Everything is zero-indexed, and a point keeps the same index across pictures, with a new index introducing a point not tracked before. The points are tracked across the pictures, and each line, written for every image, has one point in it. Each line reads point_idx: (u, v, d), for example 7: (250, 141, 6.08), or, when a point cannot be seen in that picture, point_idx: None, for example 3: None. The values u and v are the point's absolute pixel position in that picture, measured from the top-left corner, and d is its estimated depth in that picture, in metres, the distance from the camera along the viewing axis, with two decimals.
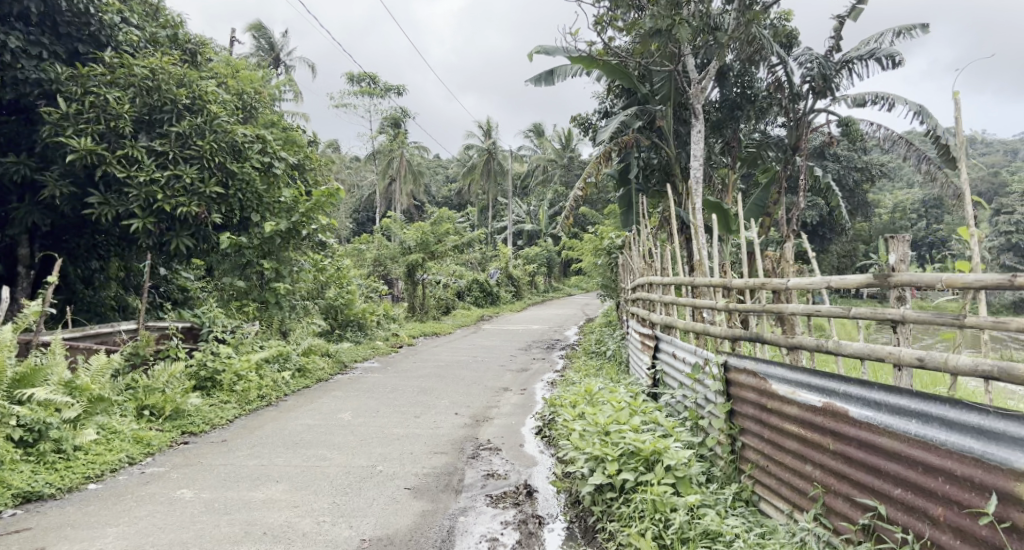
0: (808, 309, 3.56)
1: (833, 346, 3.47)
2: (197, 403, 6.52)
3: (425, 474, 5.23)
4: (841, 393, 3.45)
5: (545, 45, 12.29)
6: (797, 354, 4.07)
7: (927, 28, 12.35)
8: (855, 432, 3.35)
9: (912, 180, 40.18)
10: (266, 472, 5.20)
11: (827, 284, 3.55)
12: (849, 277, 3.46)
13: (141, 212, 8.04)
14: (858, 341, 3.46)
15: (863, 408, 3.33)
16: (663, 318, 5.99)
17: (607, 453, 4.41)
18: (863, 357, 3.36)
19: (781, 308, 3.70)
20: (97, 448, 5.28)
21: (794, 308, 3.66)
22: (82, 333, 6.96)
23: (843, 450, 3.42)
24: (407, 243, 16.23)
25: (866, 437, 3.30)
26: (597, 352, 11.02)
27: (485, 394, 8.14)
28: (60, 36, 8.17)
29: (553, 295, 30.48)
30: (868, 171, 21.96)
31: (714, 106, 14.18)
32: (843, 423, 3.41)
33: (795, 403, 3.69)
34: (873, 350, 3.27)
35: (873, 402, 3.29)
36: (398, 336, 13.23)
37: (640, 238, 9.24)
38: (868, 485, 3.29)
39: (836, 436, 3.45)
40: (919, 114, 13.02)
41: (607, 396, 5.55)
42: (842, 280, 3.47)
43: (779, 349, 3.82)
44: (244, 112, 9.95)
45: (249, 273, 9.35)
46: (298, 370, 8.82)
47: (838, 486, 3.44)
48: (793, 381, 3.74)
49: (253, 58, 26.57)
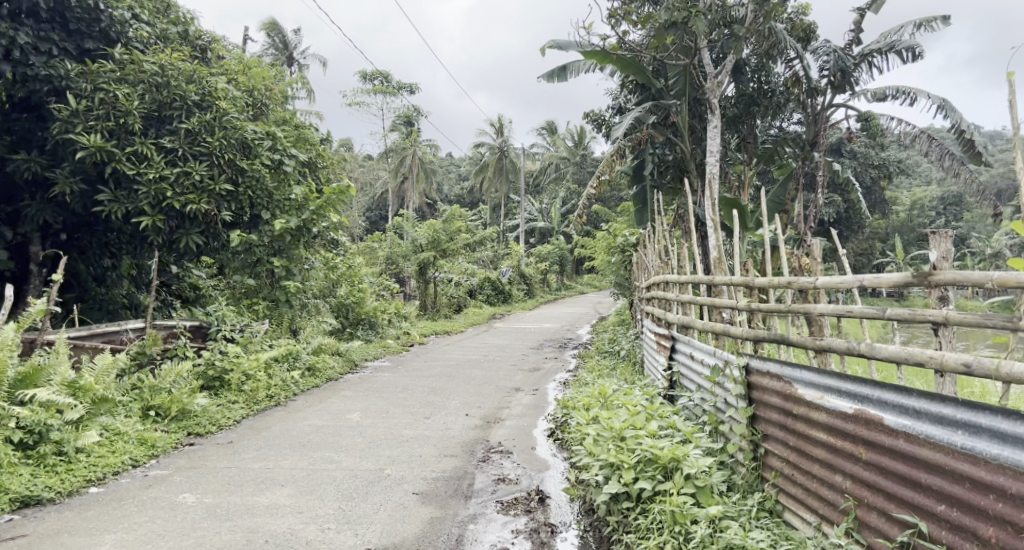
0: (839, 309, 3.37)
1: (866, 349, 3.28)
2: (203, 403, 6.41)
3: (434, 479, 5.08)
4: (875, 400, 3.27)
5: (557, 41, 12.14)
6: (825, 357, 3.88)
7: (949, 21, 12.10)
8: (891, 442, 3.17)
9: (929, 178, 39.67)
10: (271, 475, 5.08)
11: (860, 282, 3.36)
12: (885, 275, 3.27)
13: (150, 209, 7.94)
14: (893, 343, 3.27)
15: (900, 417, 3.15)
16: (679, 317, 5.80)
17: (622, 460, 4.24)
18: (900, 361, 3.17)
19: (810, 308, 3.51)
20: (99, 451, 5.17)
21: (824, 308, 3.46)
22: (88, 332, 6.86)
23: (878, 460, 3.23)
24: (419, 241, 16.10)
25: (905, 448, 3.12)
26: (611, 351, 10.84)
27: (496, 395, 7.99)
28: (70, 32, 8.08)
29: (565, 293, 30.30)
30: (886, 168, 21.64)
31: (730, 100, 14.01)
32: (877, 431, 3.23)
33: (824, 409, 3.51)
34: (912, 354, 3.08)
35: (913, 410, 3.10)
36: (409, 334, 13.09)
37: (655, 236, 9.07)
38: (906, 499, 3.11)
39: (870, 446, 3.27)
40: (942, 108, 12.77)
41: (622, 398, 5.37)
42: (877, 278, 3.28)
43: (805, 351, 3.63)
44: (255, 109, 9.83)
45: (259, 270, 9.08)
46: (308, 369, 8.69)
47: (872, 499, 3.25)
48: (822, 386, 3.56)
49: (268, 57, 26.55)
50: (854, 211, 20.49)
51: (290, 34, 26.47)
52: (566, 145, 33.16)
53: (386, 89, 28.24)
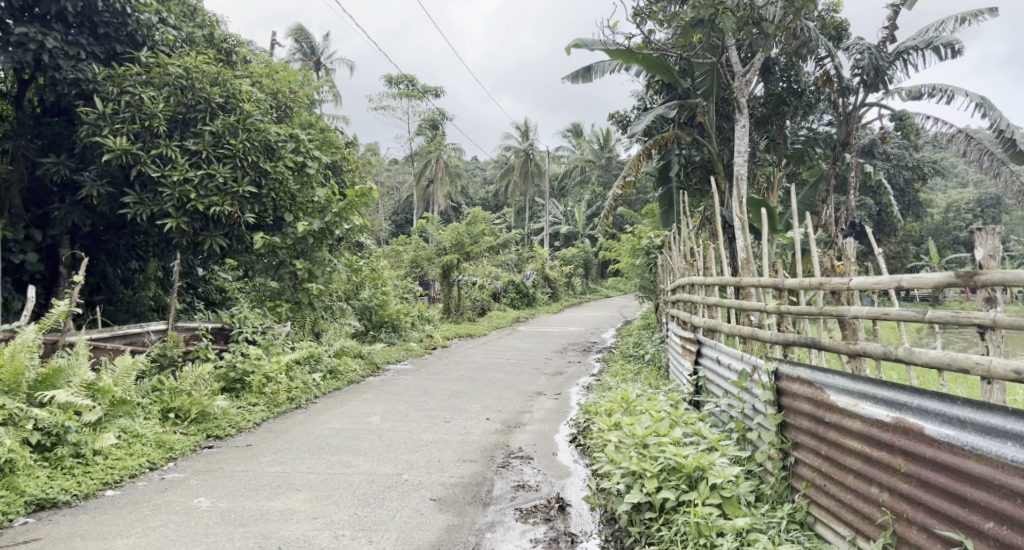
0: (875, 312, 3.20)
1: (903, 353, 3.11)
2: (223, 406, 6.37)
3: (452, 484, 4.98)
4: (915, 408, 3.10)
5: (582, 39, 12.02)
6: (860, 363, 3.71)
7: (995, 13, 11.81)
8: (933, 454, 3.00)
9: (963, 180, 38.91)
10: (288, 480, 5.01)
11: (898, 283, 3.19)
12: (924, 275, 3.09)
13: (174, 212, 7.95)
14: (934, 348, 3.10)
15: (943, 426, 2.98)
16: (706, 320, 5.65)
17: (645, 468, 4.09)
18: (941, 366, 2.99)
19: (843, 310, 3.35)
20: (117, 453, 5.13)
21: (858, 310, 3.29)
22: (111, 333, 6.86)
23: (918, 472, 3.06)
24: (443, 244, 16.04)
25: (947, 459, 2.95)
26: (636, 355, 10.68)
27: (519, 398, 7.88)
28: (99, 37, 8.12)
29: (590, 296, 30.11)
30: (920, 169, 21.20)
31: (758, 101, 13.80)
32: (918, 441, 3.06)
33: (859, 417, 3.35)
34: (954, 358, 2.90)
35: (956, 419, 2.94)
36: (432, 337, 13.02)
37: (682, 238, 8.90)
38: (949, 514, 2.94)
39: (909, 457, 3.10)
40: (980, 107, 12.47)
41: (646, 404, 5.23)
42: (917, 278, 3.11)
43: (838, 355, 3.46)
44: (280, 112, 9.81)
45: (282, 273, 9.07)
46: (329, 372, 8.65)
47: (912, 513, 3.08)
48: (856, 392, 3.40)
49: (296, 62, 26.71)
50: (885, 213, 20.09)
51: (318, 39, 26.62)
52: (591, 148, 32.97)
53: (412, 93, 28.30)
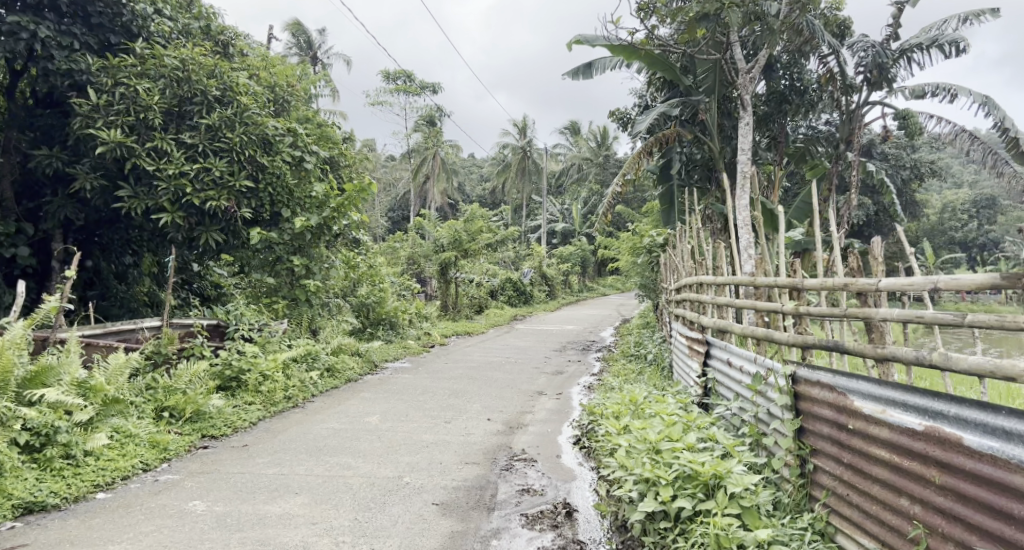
0: (909, 315, 3.06)
1: (938, 359, 2.97)
2: (219, 405, 6.21)
3: (455, 488, 4.84)
4: (951, 417, 2.97)
5: (583, 35, 11.87)
6: (886, 368, 3.56)
7: (997, 13, 11.71)
8: (973, 465, 2.87)
9: (958, 181, 38.94)
10: (286, 482, 4.86)
11: (933, 284, 3.05)
12: (963, 277, 2.95)
13: (170, 206, 7.79)
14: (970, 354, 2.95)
15: (985, 438, 2.84)
16: (715, 321, 5.52)
17: (659, 475, 3.96)
18: (979, 374, 2.85)
19: (872, 312, 3.20)
20: (109, 454, 4.97)
21: (888, 313, 3.15)
22: (103, 330, 6.70)
23: (954, 485, 2.94)
24: (440, 241, 15.88)
25: (989, 472, 2.82)
26: (637, 354, 10.54)
27: (519, 398, 7.73)
28: (92, 27, 7.93)
29: (587, 294, 29.99)
30: (918, 170, 21.11)
31: (761, 98, 13.69)
32: (955, 452, 2.94)
33: (886, 425, 3.22)
34: (997, 364, 2.76)
35: (998, 429, 2.81)
36: (430, 335, 12.87)
37: (686, 237, 8.76)
38: (989, 531, 2.81)
39: (945, 468, 2.97)
40: (984, 105, 12.38)
41: (655, 406, 5.10)
42: (955, 279, 2.96)
43: (864, 359, 3.32)
44: (277, 105, 9.64)
45: (278, 269, 8.90)
46: (327, 370, 8.48)
47: (949, 528, 2.95)
48: (883, 399, 3.27)
49: (293, 57, 26.51)
50: (885, 213, 19.98)
51: (314, 34, 26.40)
52: (589, 146, 32.83)
53: (409, 89, 28.11)
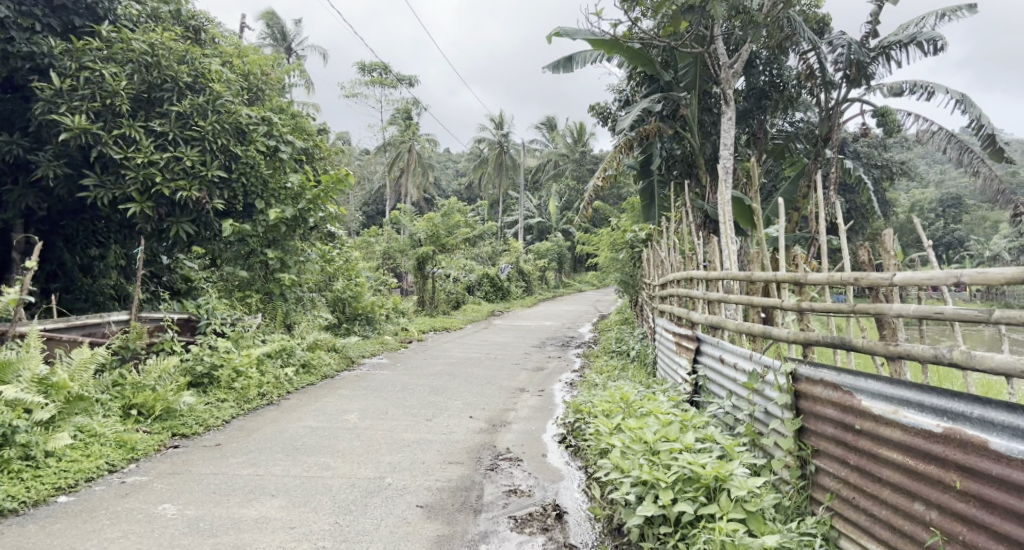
0: (929, 310, 2.94)
1: (961, 357, 2.86)
2: (190, 402, 5.95)
3: (439, 489, 4.65)
4: (974, 418, 2.88)
5: (564, 28, 11.70)
6: (899, 367, 3.42)
7: (974, 9, 11.75)
8: (997, 469, 2.79)
9: (925, 181, 39.53)
10: (261, 484, 4.63)
11: (957, 278, 2.95)
12: (991, 271, 2.85)
13: (138, 196, 7.50)
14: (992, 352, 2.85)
15: (1011, 440, 2.76)
16: (707, 317, 5.37)
17: (658, 478, 3.81)
18: (1004, 374, 2.75)
19: (888, 307, 3.08)
20: (72, 455, 4.71)
21: (905, 308, 3.04)
22: (66, 323, 6.41)
23: (976, 490, 2.86)
24: (417, 236, 15.63)
25: (1014, 476, 2.74)
26: (618, 351, 10.40)
27: (501, 396, 7.55)
28: (55, 9, 7.60)
29: (563, 290, 29.87)
30: (890, 169, 21.30)
31: (739, 94, 13.67)
32: (978, 456, 2.85)
33: (899, 426, 3.13)
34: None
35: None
36: (407, 330, 12.63)
37: (670, 232, 8.63)
38: (1014, 538, 2.74)
39: (966, 473, 2.89)
40: (960, 104, 12.42)
41: (647, 405, 4.95)
42: (982, 273, 2.87)
43: (874, 357, 3.20)
44: (250, 95, 9.34)
45: (252, 263, 8.59)
46: (302, 366, 8.22)
47: (969, 534, 2.87)
48: (895, 399, 3.18)
49: (266, 48, 26.05)
50: (861, 211, 20.07)
51: (289, 25, 25.98)
52: (565, 142, 32.73)
53: (385, 81, 27.78)
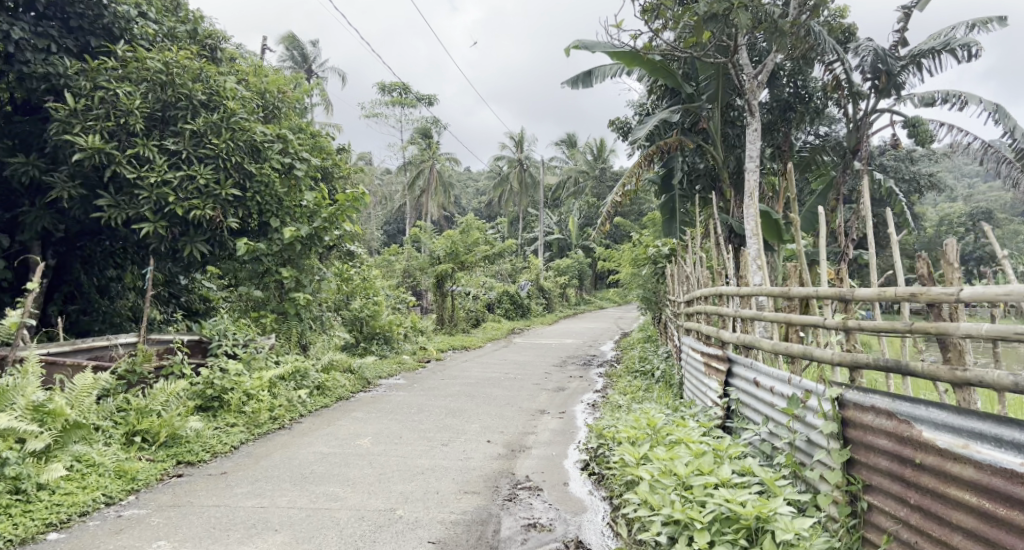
0: (1005, 329, 2.63)
1: None
2: (198, 428, 5.71)
3: (453, 523, 4.38)
4: None
5: (583, 41, 11.47)
6: (967, 395, 3.10)
7: (1006, 21, 11.38)
8: None
9: (953, 195, 38.80)
10: (264, 517, 4.39)
11: None
12: None
13: (152, 216, 7.27)
14: None
15: None
16: (737, 336, 5.06)
17: (693, 518, 3.53)
18: None
19: (955, 328, 2.75)
20: (67, 487, 4.52)
21: (976, 329, 2.70)
22: (72, 347, 6.19)
23: None
24: (436, 253, 15.36)
25: None
26: (642, 370, 10.04)
27: (520, 418, 7.25)
28: (72, 30, 7.49)
29: (584, 307, 29.48)
30: (918, 182, 20.82)
31: (763, 107, 13.30)
32: None
33: (973, 464, 2.83)
34: None
35: None
36: (425, 349, 12.35)
37: (695, 247, 8.30)
38: None
39: None
40: (995, 114, 12.01)
41: (679, 431, 4.64)
42: None
43: (937, 383, 2.87)
44: (267, 113, 9.15)
45: (267, 282, 8.35)
46: (317, 388, 7.96)
47: None
48: (965, 431, 2.88)
49: (288, 70, 26.11)
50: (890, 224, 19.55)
51: (310, 47, 26.04)
52: (585, 158, 32.51)
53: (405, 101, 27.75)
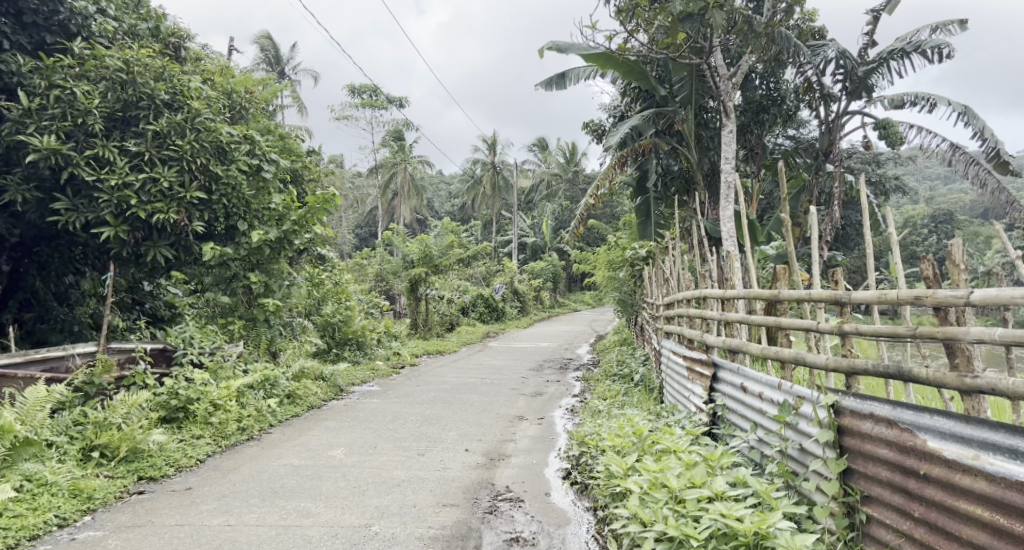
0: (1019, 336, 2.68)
1: None
2: (160, 441, 5.42)
3: (432, 539, 4.18)
4: None
5: (556, 43, 11.32)
6: (977, 402, 3.12)
7: (966, 24, 11.43)
8: None
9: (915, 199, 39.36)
10: (231, 537, 4.15)
11: None
12: None
13: (112, 220, 6.96)
14: None
15: None
16: (722, 338, 4.91)
17: (688, 534, 3.44)
18: None
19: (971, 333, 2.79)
20: (16, 509, 4.25)
21: (989, 333, 2.78)
22: (25, 358, 5.88)
23: None
24: (410, 257, 15.04)
25: None
26: (620, 373, 9.88)
27: (498, 425, 7.04)
28: (26, 26, 7.16)
29: (558, 310, 29.26)
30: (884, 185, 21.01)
31: (737, 108, 13.23)
32: None
33: (984, 476, 2.83)
34: None
35: None
36: (399, 355, 12.07)
37: (675, 248, 8.15)
38: None
39: None
40: (964, 115, 12.09)
41: (665, 438, 4.49)
42: None
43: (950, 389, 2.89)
44: (234, 113, 8.82)
45: (235, 287, 8.01)
46: (286, 397, 7.68)
47: None
48: (975, 441, 2.88)
49: (259, 71, 25.56)
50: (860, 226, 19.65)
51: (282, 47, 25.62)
52: (557, 162, 32.39)
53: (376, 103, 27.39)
